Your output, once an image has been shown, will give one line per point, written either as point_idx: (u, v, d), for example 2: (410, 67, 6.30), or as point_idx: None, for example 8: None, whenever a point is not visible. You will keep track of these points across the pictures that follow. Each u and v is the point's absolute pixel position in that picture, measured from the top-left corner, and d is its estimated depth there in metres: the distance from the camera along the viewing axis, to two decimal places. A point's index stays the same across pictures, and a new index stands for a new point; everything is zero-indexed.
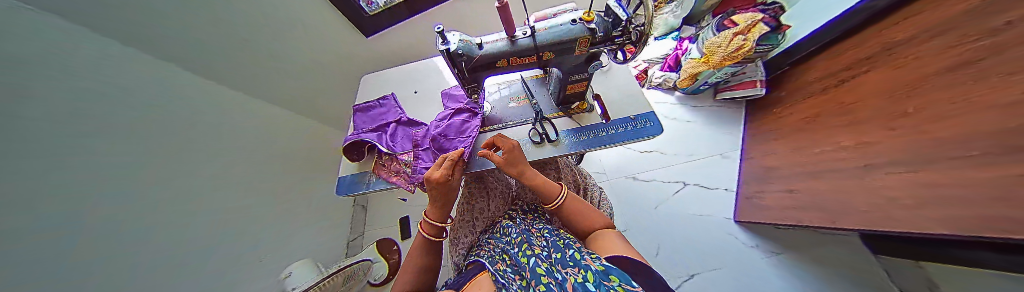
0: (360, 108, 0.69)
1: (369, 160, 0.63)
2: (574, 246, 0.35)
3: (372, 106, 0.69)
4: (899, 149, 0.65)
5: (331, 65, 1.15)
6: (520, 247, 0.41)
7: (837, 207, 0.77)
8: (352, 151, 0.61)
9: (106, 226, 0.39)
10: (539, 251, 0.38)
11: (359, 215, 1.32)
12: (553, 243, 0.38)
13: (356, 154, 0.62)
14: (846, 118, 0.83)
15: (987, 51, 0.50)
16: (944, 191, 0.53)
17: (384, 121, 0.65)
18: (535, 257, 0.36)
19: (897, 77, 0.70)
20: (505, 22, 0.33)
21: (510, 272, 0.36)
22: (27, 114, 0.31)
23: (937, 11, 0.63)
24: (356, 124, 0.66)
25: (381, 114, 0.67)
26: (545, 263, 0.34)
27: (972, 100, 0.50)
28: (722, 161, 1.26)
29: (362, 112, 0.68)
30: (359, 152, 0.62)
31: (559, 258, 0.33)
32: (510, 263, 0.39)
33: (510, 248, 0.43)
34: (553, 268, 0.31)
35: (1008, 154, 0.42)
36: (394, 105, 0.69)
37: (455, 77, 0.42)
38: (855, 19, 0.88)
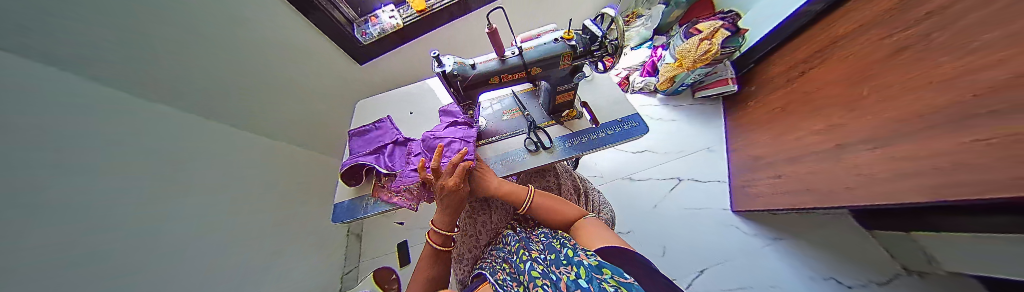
0: (355, 133, 0.70)
1: (366, 184, 0.63)
2: (567, 245, 0.36)
3: (368, 129, 0.70)
4: (867, 128, 0.70)
5: (325, 94, 1.16)
6: (520, 254, 0.41)
7: (823, 187, 0.81)
8: (349, 176, 0.61)
9: (96, 278, 0.37)
10: (537, 255, 0.38)
11: (354, 245, 1.28)
12: (550, 245, 0.39)
13: (354, 179, 0.61)
14: (812, 105, 0.91)
15: (922, 35, 0.57)
16: (918, 162, 0.57)
17: (381, 143, 0.66)
18: (533, 261, 0.37)
19: (850, 65, 0.78)
20: (495, 45, 0.37)
21: (509, 279, 0.36)
22: (24, 163, 0.31)
23: (868, 9, 0.73)
24: (352, 149, 0.67)
25: (378, 137, 0.69)
26: (540, 265, 0.35)
27: (924, 78, 0.56)
28: (710, 155, 1.32)
29: (358, 137, 0.69)
30: (357, 176, 0.62)
31: (554, 259, 0.34)
32: (509, 270, 0.39)
33: (510, 256, 0.43)
34: (548, 269, 0.32)
35: (974, 121, 0.45)
36: (391, 126, 0.71)
37: (451, 96, 0.44)
38: (801, 21, 1.01)
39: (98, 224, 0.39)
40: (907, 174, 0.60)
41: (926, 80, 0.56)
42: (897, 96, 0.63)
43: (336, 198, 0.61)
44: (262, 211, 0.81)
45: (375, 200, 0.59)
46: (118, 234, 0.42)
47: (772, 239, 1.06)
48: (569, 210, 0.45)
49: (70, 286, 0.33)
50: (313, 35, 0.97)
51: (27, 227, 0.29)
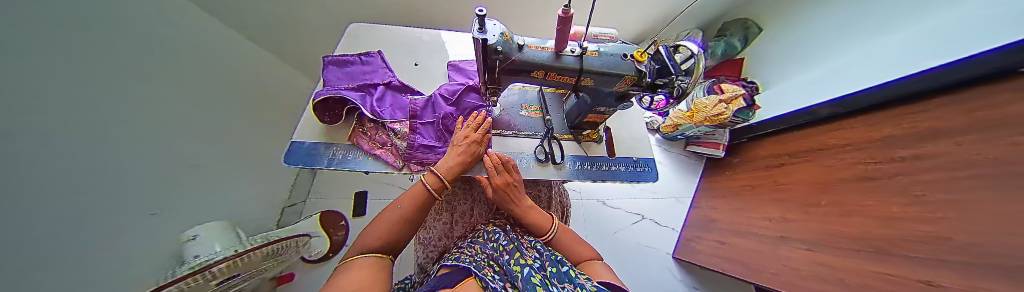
0: (332, 61, 0.56)
1: (343, 128, 0.52)
2: (567, 263, 0.37)
3: (352, 62, 0.58)
4: (807, 230, 0.83)
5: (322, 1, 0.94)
6: (511, 255, 0.39)
7: (754, 263, 0.96)
8: (323, 111, 0.50)
9: (60, 145, 0.31)
10: (531, 262, 0.37)
11: (304, 179, 1.14)
12: (547, 256, 0.39)
13: (330, 117, 0.51)
14: (774, 196, 1.02)
15: (892, 173, 0.66)
16: (842, 271, 0.69)
17: (369, 81, 0.55)
18: (529, 267, 0.35)
19: (818, 174, 0.89)
20: (560, 34, 0.29)
21: (500, 279, 0.34)
22: None
23: (855, 134, 0.82)
24: (327, 80, 0.54)
25: (365, 72, 0.57)
26: (537, 273, 0.33)
27: (880, 208, 0.65)
28: (675, 204, 1.43)
29: (336, 66, 0.56)
30: (333, 114, 0.51)
31: (555, 273, 0.34)
32: (498, 270, 0.36)
33: (498, 255, 0.40)
34: (548, 282, 0.31)
35: (918, 261, 0.54)
36: (383, 65, 0.59)
37: (478, 74, 0.36)
38: (794, 121, 1.09)
39: (66, 87, 0.32)
40: (822, 276, 0.73)
41: (873, 212, 0.67)
42: (848, 215, 0.73)
43: (293, 136, 0.49)
44: (229, 115, 0.71)
45: (348, 152, 0.49)
46: (86, 101, 0.35)
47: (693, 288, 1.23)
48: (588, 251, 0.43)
49: (22, 151, 0.26)
50: None
51: (14, 62, 0.25)
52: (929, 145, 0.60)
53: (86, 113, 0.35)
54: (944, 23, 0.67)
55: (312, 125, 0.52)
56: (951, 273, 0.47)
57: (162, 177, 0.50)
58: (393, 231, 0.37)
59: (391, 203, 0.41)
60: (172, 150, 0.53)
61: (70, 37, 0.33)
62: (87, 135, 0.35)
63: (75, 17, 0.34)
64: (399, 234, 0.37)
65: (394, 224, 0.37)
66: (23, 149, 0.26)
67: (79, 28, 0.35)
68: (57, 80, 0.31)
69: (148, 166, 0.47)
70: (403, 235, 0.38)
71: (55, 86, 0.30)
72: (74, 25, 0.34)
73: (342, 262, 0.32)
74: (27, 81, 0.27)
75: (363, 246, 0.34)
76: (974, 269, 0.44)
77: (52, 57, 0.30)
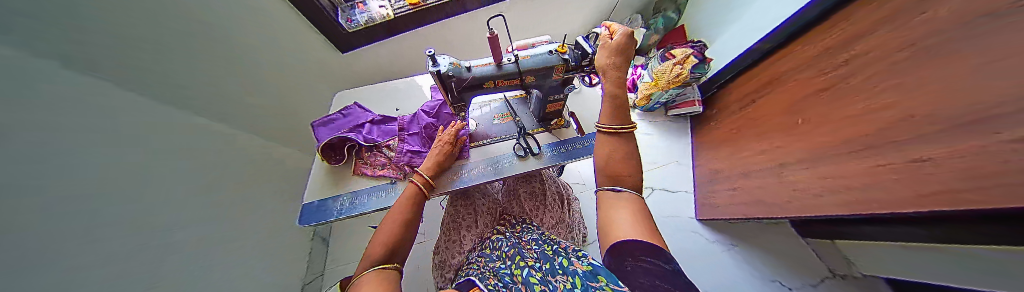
0: (318, 122, 0.63)
1: (346, 166, 0.60)
2: (562, 253, 0.40)
3: (335, 118, 0.65)
4: (800, 151, 0.85)
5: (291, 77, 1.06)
6: (512, 261, 0.42)
7: (770, 200, 0.94)
8: (329, 153, 0.58)
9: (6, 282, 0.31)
10: (532, 263, 0.40)
11: (318, 250, 1.16)
12: (544, 252, 0.42)
13: (335, 160, 0.59)
14: (759, 129, 1.06)
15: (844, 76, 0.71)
16: (843, 178, 0.71)
17: (357, 123, 0.63)
18: (529, 268, 0.38)
19: (787, 98, 0.94)
20: (493, 49, 0.38)
21: (503, 283, 0.37)
22: None
23: (801, 54, 0.90)
24: (319, 137, 0.61)
25: (350, 123, 0.64)
26: (537, 272, 0.37)
27: (850, 109, 0.69)
28: (678, 167, 1.45)
29: (323, 126, 0.62)
30: (339, 154, 0.59)
31: (549, 267, 0.37)
32: (502, 274, 0.39)
33: (500, 264, 0.43)
34: (546, 277, 0.34)
35: (898, 146, 0.56)
36: (364, 110, 0.68)
37: (443, 96, 0.44)
38: (749, 57, 1.16)
39: (6, 225, 0.33)
40: (832, 188, 0.74)
41: (843, 113, 0.71)
42: (826, 124, 0.77)
43: (303, 199, 0.55)
44: (223, 208, 0.73)
45: (352, 200, 0.54)
46: (37, 234, 0.36)
47: (728, 245, 1.19)
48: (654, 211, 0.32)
49: None
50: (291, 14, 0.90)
51: None
52: (863, 43, 0.66)
53: (25, 246, 0.35)
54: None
55: (318, 184, 0.58)
56: (927, 147, 0.49)
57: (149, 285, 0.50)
58: (398, 235, 0.37)
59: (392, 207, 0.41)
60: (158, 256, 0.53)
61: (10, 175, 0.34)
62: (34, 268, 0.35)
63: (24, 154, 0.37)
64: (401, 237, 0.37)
65: (396, 228, 0.37)
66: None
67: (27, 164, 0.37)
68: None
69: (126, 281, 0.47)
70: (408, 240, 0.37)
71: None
72: (22, 162, 0.36)
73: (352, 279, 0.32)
74: None
75: (371, 259, 0.33)
76: (948, 135, 0.45)
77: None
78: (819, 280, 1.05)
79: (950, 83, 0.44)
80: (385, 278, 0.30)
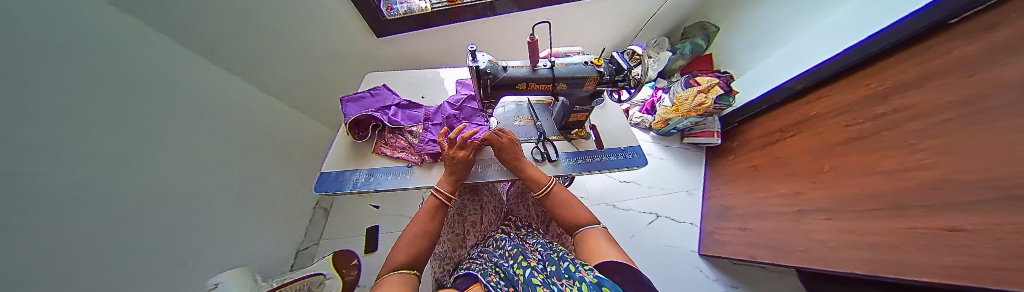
0: (347, 98, 0.66)
1: (368, 143, 0.63)
2: (567, 259, 0.38)
3: (363, 96, 0.67)
4: (823, 200, 0.82)
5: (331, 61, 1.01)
6: (515, 260, 0.41)
7: (783, 245, 0.91)
8: (355, 129, 0.61)
9: (79, 203, 0.35)
10: (535, 264, 0.39)
11: (318, 220, 1.20)
12: (549, 256, 0.40)
13: (360, 135, 0.61)
14: (780, 171, 1.02)
15: (883, 128, 0.68)
16: (869, 236, 0.67)
17: (384, 104, 0.66)
18: (532, 268, 0.37)
19: (816, 144, 0.90)
20: (532, 53, 0.39)
21: (505, 280, 0.37)
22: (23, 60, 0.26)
23: (836, 100, 0.87)
24: (345, 112, 0.63)
25: (377, 103, 0.67)
26: (540, 274, 0.35)
27: (889, 164, 0.65)
28: (687, 197, 1.41)
29: (352, 102, 0.65)
30: (363, 130, 0.61)
31: (554, 271, 0.35)
32: (505, 271, 0.39)
33: (503, 261, 0.42)
34: (548, 279, 0.33)
35: (939, 210, 0.53)
36: (391, 93, 0.70)
37: (475, 92, 0.45)
38: (777, 97, 1.13)
39: (100, 151, 0.38)
40: (856, 244, 0.70)
41: (876, 167, 0.68)
42: (856, 177, 0.74)
43: (323, 168, 0.57)
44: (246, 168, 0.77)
45: (369, 176, 0.56)
46: (114, 163, 0.41)
47: (730, 286, 1.15)
48: (583, 213, 0.48)
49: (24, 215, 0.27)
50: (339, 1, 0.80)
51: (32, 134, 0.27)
52: (908, 97, 0.63)
53: (107, 173, 0.40)
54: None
55: (338, 157, 0.60)
56: (973, 216, 0.46)
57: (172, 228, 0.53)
58: (421, 244, 0.41)
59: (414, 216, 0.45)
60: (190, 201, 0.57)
61: (113, 112, 0.40)
62: (108, 194, 0.40)
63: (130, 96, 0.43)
64: (420, 249, 0.40)
65: (419, 236, 0.41)
66: (37, 207, 0.29)
67: (127, 103, 0.42)
68: (89, 149, 0.36)
69: (159, 220, 0.50)
70: (424, 251, 0.41)
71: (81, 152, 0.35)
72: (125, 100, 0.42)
73: (375, 283, 0.36)
74: (39, 148, 0.29)
75: (394, 263, 0.37)
76: (997, 205, 0.43)
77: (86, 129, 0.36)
78: None
79: (1010, 150, 0.42)
80: (408, 282, 0.35)
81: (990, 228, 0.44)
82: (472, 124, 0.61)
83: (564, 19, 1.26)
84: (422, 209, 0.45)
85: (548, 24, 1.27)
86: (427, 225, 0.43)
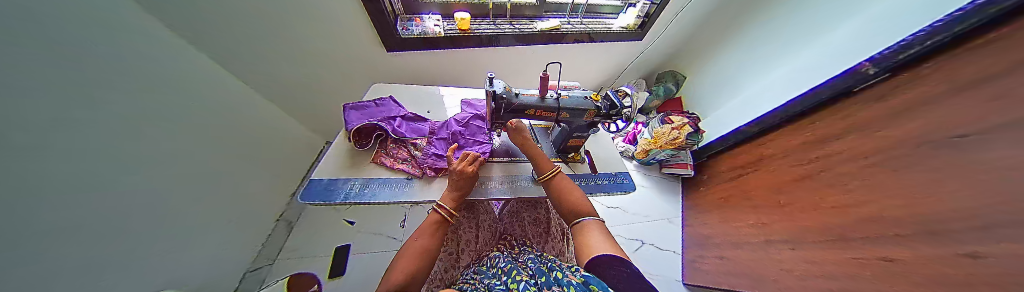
0: (352, 106, 0.66)
1: (368, 151, 0.62)
2: (556, 270, 0.39)
3: (369, 105, 0.68)
4: (786, 231, 0.91)
5: (334, 69, 1.02)
6: (509, 276, 0.41)
7: (757, 274, 0.98)
8: (356, 137, 0.60)
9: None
10: (526, 278, 0.39)
11: (279, 236, 1.05)
12: (539, 269, 0.41)
13: (361, 144, 0.61)
14: (746, 203, 1.14)
15: (822, 168, 0.82)
16: (826, 266, 0.75)
17: (389, 115, 0.67)
18: (524, 282, 0.37)
19: (772, 179, 1.04)
20: (542, 86, 0.45)
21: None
22: None
23: (781, 144, 1.04)
24: (347, 119, 0.63)
25: (382, 113, 0.68)
26: (532, 286, 0.35)
27: (834, 201, 0.76)
28: (669, 225, 1.48)
29: (356, 110, 0.65)
30: (364, 139, 0.61)
31: (545, 282, 0.36)
32: (496, 289, 0.38)
33: (496, 279, 0.42)
34: (540, 291, 0.34)
35: (878, 243, 0.62)
36: (396, 105, 0.72)
37: (487, 112, 0.49)
38: (736, 138, 1.32)
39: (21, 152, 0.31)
40: (815, 273, 0.78)
41: (822, 203, 0.80)
42: (808, 210, 0.85)
43: (312, 174, 0.55)
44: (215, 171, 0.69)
45: (364, 186, 0.54)
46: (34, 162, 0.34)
47: None
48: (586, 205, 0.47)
49: None
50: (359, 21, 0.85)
51: None
52: (836, 146, 0.78)
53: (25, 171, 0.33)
54: (819, 61, 1.00)
55: (333, 164, 0.58)
56: (914, 249, 0.55)
57: (83, 245, 0.43)
58: (422, 260, 0.40)
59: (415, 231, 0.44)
60: (114, 213, 0.47)
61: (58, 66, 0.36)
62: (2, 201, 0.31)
63: (71, 83, 0.38)
64: (417, 269, 0.38)
65: (422, 253, 0.41)
66: None
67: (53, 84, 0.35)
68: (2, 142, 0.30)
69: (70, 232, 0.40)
70: (425, 267, 0.40)
71: (12, 148, 0.30)
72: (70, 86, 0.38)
73: None
74: None
75: (391, 283, 0.35)
76: (931, 240, 0.51)
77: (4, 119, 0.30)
78: None
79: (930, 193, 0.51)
80: None
81: (927, 261, 0.52)
82: (476, 141, 0.63)
83: (571, 60, 1.48)
84: (423, 224, 0.45)
85: (559, 65, 1.51)
86: (428, 242, 0.42)
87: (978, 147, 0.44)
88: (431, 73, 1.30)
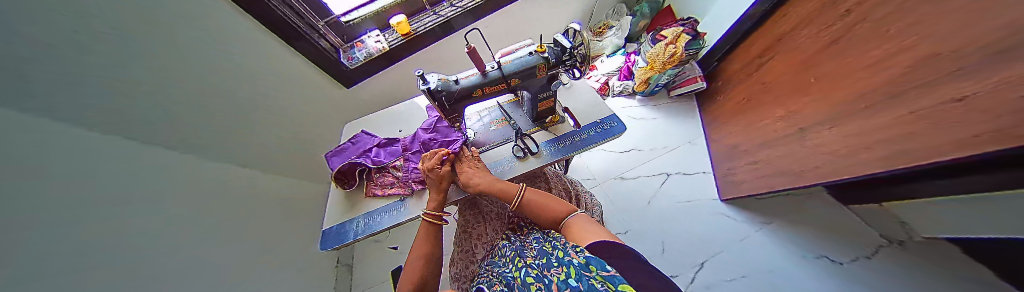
0: (331, 152, 0.67)
1: (358, 189, 0.64)
2: (558, 249, 0.37)
3: (345, 146, 0.69)
4: (823, 109, 0.79)
5: (323, 117, 1.09)
6: (515, 263, 0.41)
7: (795, 167, 0.89)
8: (341, 180, 0.62)
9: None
10: (531, 262, 0.38)
11: (344, 276, 1.21)
12: (542, 250, 0.40)
13: (348, 184, 0.62)
14: (771, 96, 1.01)
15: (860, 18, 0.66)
16: (876, 133, 0.65)
17: (365, 148, 0.67)
18: (527, 267, 0.37)
19: (798, 57, 0.89)
20: (475, 61, 0.40)
21: (507, 287, 0.35)
22: None
23: (801, 12, 0.87)
24: (332, 166, 0.65)
25: (360, 148, 0.69)
26: (534, 270, 0.35)
27: (878, 54, 0.62)
28: (691, 148, 1.39)
29: (336, 155, 0.67)
30: (350, 179, 0.63)
31: (546, 263, 0.35)
32: (505, 278, 0.38)
33: (505, 268, 0.42)
34: (542, 273, 0.32)
35: (931, 86, 0.51)
36: (368, 136, 0.72)
37: (437, 111, 0.46)
38: (745, 25, 1.13)
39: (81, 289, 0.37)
40: (861, 145, 0.69)
41: (859, 64, 0.67)
42: (845, 78, 0.72)
43: (325, 224, 0.59)
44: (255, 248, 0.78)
45: (367, 220, 0.57)
46: (119, 286, 0.43)
47: (761, 223, 1.12)
48: (557, 206, 0.45)
49: None
50: (299, 61, 0.89)
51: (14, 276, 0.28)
52: None
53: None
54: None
55: (336, 209, 0.61)
56: (964, 82, 0.45)
57: None
58: (427, 268, 0.41)
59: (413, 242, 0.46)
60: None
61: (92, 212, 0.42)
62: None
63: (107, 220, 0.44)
64: (421, 271, 0.40)
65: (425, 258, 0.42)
66: None
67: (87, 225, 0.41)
68: (88, 284, 0.38)
69: None
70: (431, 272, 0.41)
71: (75, 285, 0.36)
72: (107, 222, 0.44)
73: None
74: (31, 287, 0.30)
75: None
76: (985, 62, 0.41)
77: (77, 272, 0.37)
78: (873, 250, 0.97)
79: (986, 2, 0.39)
80: None
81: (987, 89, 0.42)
82: (448, 141, 0.61)
83: (532, 15, 1.34)
84: (418, 234, 0.47)
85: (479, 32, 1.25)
86: (426, 246, 0.44)
87: None
88: (403, 89, 1.29)
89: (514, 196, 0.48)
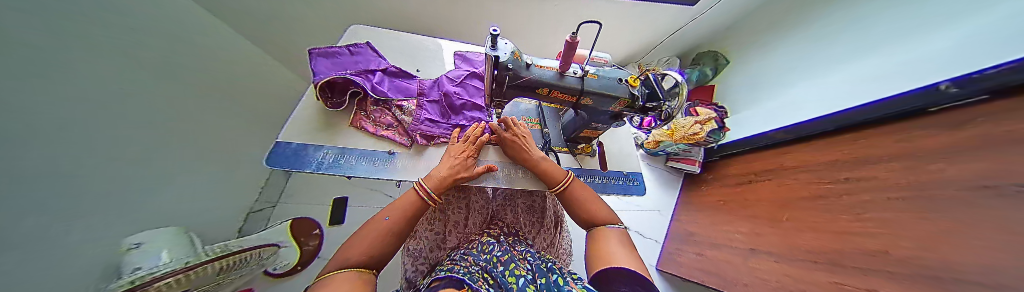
0: (319, 51, 0.51)
1: (342, 115, 0.52)
2: (557, 272, 0.34)
3: (340, 52, 0.54)
4: (776, 243, 0.91)
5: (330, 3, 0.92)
6: (505, 266, 0.37)
7: (728, 274, 1.04)
8: (326, 95, 0.49)
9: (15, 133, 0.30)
10: (524, 272, 0.35)
11: (277, 182, 1.06)
12: (539, 267, 0.37)
13: (333, 103, 0.50)
14: (742, 209, 1.12)
15: (848, 189, 0.74)
16: (804, 282, 0.77)
17: (365, 67, 0.54)
18: (523, 277, 0.33)
19: (783, 192, 0.98)
20: (565, 57, 0.33)
21: (494, 289, 0.32)
22: None
23: (808, 157, 0.93)
24: (314, 69, 0.49)
25: (358, 64, 0.55)
26: (530, 284, 0.31)
27: (842, 225, 0.72)
28: (658, 216, 1.50)
29: (324, 57, 0.52)
30: (337, 96, 0.50)
31: (546, 283, 0.31)
32: (491, 279, 0.34)
33: (491, 267, 0.38)
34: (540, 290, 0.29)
35: (868, 275, 0.61)
36: (374, 54, 0.58)
37: (487, 85, 0.38)
38: (760, 142, 1.18)
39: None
40: (790, 287, 0.80)
41: (826, 224, 0.76)
42: (807, 229, 0.82)
43: (278, 135, 0.46)
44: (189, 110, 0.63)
45: (339, 156, 0.47)
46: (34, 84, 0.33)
47: None
48: (602, 211, 0.43)
49: None
50: None
51: None
52: (867, 168, 0.70)
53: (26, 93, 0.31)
54: (883, 70, 0.80)
55: (304, 124, 0.49)
56: (899, 285, 0.54)
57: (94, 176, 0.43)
58: (385, 243, 0.35)
59: (385, 210, 0.38)
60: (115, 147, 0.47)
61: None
62: (41, 134, 0.33)
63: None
64: (384, 250, 0.34)
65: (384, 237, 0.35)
66: None
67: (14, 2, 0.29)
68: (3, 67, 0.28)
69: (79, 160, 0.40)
70: (385, 249, 0.34)
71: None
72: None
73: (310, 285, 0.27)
74: None
75: (341, 260, 0.30)
76: (922, 283, 0.49)
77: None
78: None
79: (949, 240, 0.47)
80: (360, 281, 0.28)
81: None
82: (474, 106, 0.58)
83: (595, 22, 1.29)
84: (397, 202, 0.40)
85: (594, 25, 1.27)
86: (400, 220, 0.37)
87: (1015, 204, 0.38)
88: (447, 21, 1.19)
89: (562, 179, 0.47)
